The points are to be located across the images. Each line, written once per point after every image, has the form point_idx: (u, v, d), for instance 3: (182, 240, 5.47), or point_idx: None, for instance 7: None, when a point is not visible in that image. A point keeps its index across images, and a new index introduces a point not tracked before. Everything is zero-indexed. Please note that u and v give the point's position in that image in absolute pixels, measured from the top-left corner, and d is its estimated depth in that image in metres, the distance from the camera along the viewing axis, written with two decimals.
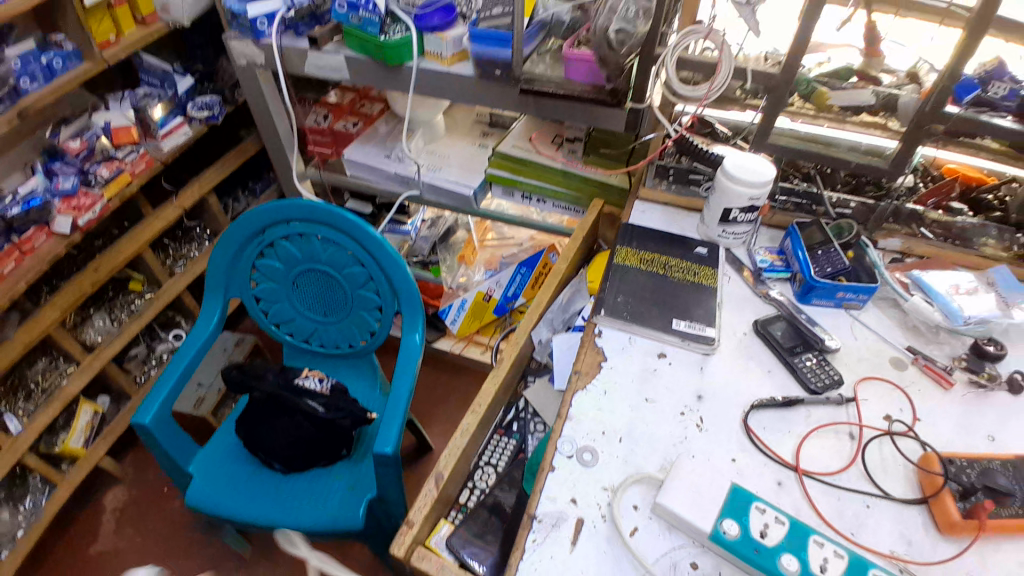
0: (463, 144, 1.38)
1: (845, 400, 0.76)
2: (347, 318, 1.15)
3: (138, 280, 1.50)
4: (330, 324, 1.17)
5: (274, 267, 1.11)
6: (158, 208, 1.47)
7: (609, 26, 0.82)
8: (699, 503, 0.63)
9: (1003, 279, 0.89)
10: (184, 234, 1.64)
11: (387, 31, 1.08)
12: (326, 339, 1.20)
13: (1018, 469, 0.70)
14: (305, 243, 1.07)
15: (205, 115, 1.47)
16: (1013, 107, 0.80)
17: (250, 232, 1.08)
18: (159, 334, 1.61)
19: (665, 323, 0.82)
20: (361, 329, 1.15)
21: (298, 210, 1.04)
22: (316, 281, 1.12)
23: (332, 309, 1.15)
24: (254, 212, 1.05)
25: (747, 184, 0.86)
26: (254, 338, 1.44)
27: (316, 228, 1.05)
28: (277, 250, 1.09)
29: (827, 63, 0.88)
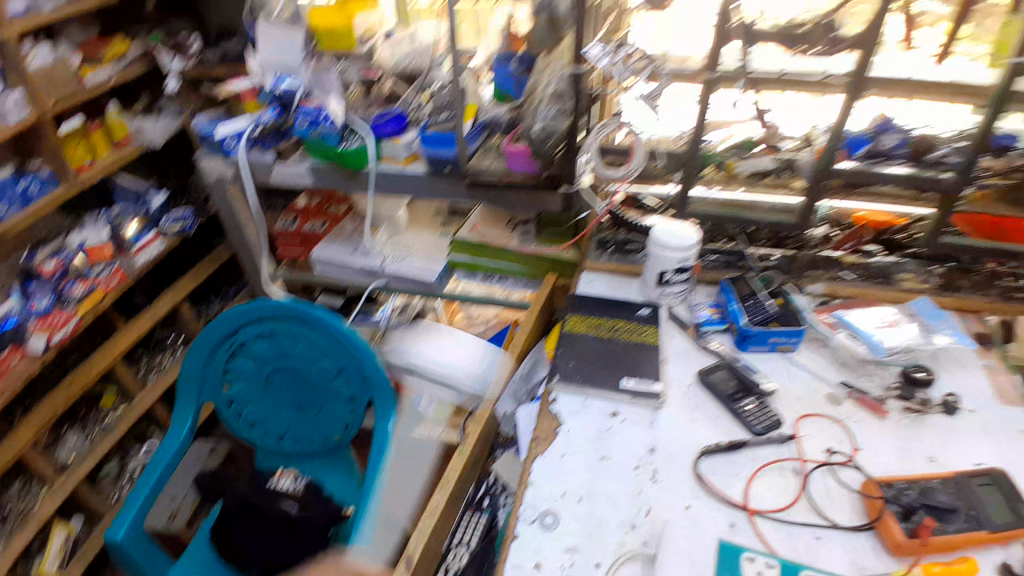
0: (425, 234, 1.45)
1: (786, 438, 0.81)
2: (321, 412, 1.17)
3: (111, 394, 1.51)
4: (304, 420, 1.19)
5: (246, 367, 1.15)
6: (130, 320, 1.51)
7: (532, 125, 0.91)
8: (694, 570, 0.67)
9: (923, 310, 0.97)
10: (157, 344, 1.65)
11: (346, 139, 1.19)
12: (300, 435, 1.21)
13: (959, 486, 0.74)
14: (276, 341, 1.12)
15: (179, 227, 1.57)
16: (905, 154, 0.92)
17: (222, 335, 1.13)
18: (130, 449, 1.57)
19: (615, 383, 0.88)
20: (337, 420, 1.17)
21: (267, 309, 1.09)
22: (289, 378, 1.15)
23: (307, 404, 1.17)
24: (226, 315, 1.10)
25: (674, 249, 0.96)
26: (229, 442, 1.44)
27: (287, 325, 1.10)
28: (247, 350, 1.13)
29: (732, 137, 0.94)
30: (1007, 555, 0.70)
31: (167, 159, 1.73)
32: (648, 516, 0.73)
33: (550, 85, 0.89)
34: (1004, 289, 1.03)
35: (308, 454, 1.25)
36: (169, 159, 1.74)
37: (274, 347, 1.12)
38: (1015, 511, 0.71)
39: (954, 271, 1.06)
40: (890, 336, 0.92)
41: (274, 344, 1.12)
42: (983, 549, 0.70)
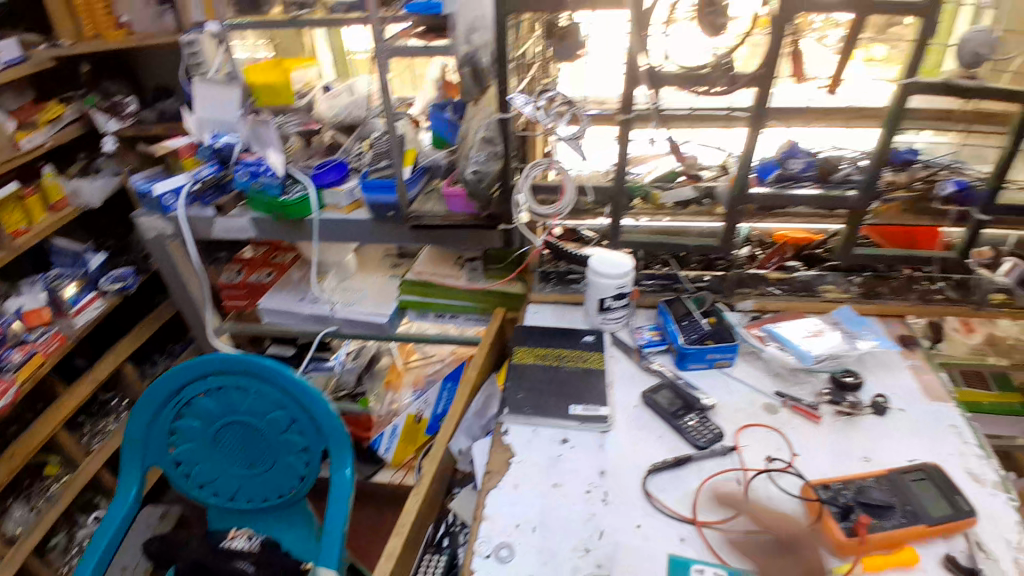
0: (374, 277, 1.47)
1: (728, 450, 0.85)
2: (273, 467, 1.13)
3: (54, 463, 1.44)
4: (256, 477, 1.14)
5: (192, 426, 1.11)
6: (72, 385, 1.45)
7: (465, 169, 0.95)
8: None
9: (846, 317, 1.04)
10: (101, 408, 1.59)
11: (288, 191, 1.20)
12: (252, 494, 1.16)
13: (891, 482, 0.78)
14: (223, 396, 1.09)
15: (118, 287, 1.51)
16: (811, 176, 0.99)
17: (167, 394, 1.09)
18: (77, 519, 1.49)
19: (564, 410, 0.91)
20: (291, 474, 1.13)
21: (212, 364, 1.07)
22: (238, 434, 1.11)
23: (258, 460, 1.13)
24: (169, 373, 1.07)
25: (609, 276, 1.01)
26: (180, 507, 1.38)
27: (233, 379, 1.07)
28: (194, 408, 1.10)
29: (654, 170, 1.02)
30: (949, 547, 0.73)
31: (104, 220, 1.70)
32: (600, 539, 0.74)
33: (479, 132, 0.95)
34: (920, 292, 1.12)
35: (261, 513, 1.19)
36: (106, 220, 1.70)
37: (224, 401, 1.09)
38: (951, 503, 0.75)
39: (871, 279, 1.14)
40: (817, 345, 0.98)
41: (224, 398, 1.09)
42: (926, 543, 0.73)
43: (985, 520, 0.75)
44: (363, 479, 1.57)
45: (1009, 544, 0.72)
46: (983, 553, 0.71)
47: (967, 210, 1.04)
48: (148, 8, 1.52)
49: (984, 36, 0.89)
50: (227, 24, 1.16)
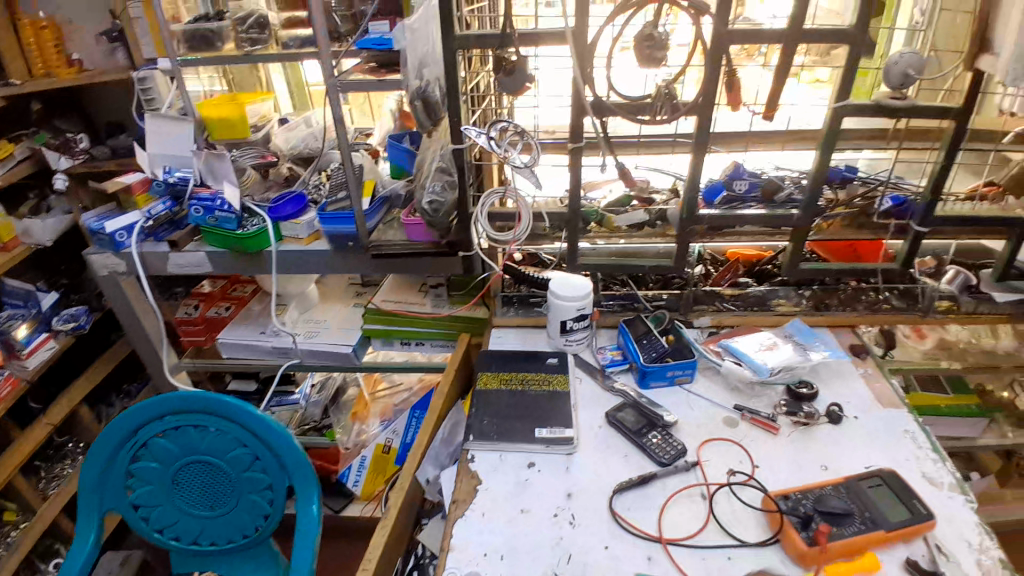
0: (338, 307, 1.45)
1: (690, 465, 0.87)
2: (236, 507, 1.09)
3: (10, 510, 1.37)
4: (219, 519, 1.10)
5: (151, 468, 1.07)
6: (26, 430, 1.39)
7: (421, 200, 0.97)
8: None
9: (797, 330, 1.08)
10: (56, 452, 1.52)
11: (245, 224, 1.19)
12: (216, 535, 1.11)
13: (847, 488, 0.80)
14: (182, 436, 1.05)
15: (70, 327, 1.45)
16: (754, 198, 1.04)
17: (122, 436, 1.05)
18: (38, 567, 1.43)
19: (529, 434, 0.91)
20: (254, 514, 1.09)
21: (170, 403, 1.03)
22: (199, 475, 1.07)
23: (220, 501, 1.09)
24: (124, 414, 1.03)
25: (570, 299, 1.02)
26: (141, 553, 1.32)
27: (192, 419, 1.04)
28: (151, 449, 1.06)
29: (609, 194, 1.10)
30: (911, 551, 0.75)
31: (58, 256, 1.65)
32: (569, 563, 0.74)
33: (434, 163, 0.98)
34: (868, 303, 1.17)
35: (226, 555, 1.15)
36: (61, 256, 1.65)
37: (184, 440, 1.05)
38: (909, 507, 0.77)
39: (819, 292, 1.18)
40: (770, 358, 1.01)
41: (184, 437, 1.05)
42: (887, 548, 0.75)
43: (943, 523, 0.78)
44: (332, 514, 1.53)
45: (967, 545, 0.75)
46: (943, 556, 0.73)
47: (906, 222, 1.09)
48: (100, 46, 1.57)
49: (914, 57, 0.91)
50: (179, 61, 1.13)
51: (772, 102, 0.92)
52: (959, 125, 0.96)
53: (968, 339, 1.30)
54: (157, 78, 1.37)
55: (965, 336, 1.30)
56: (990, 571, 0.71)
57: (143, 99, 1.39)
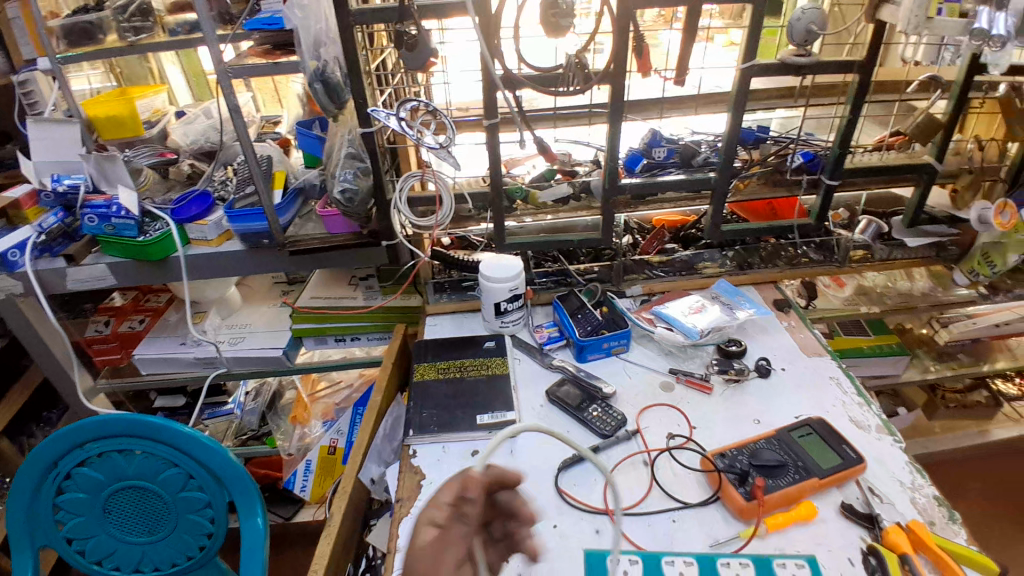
0: (263, 309, 1.38)
1: (631, 434, 0.88)
2: (176, 530, 0.96)
3: None
4: (159, 544, 0.97)
5: (76, 499, 0.93)
6: None
7: (332, 190, 0.93)
8: None
9: (723, 290, 1.12)
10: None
11: (146, 230, 1.09)
12: (158, 560, 0.99)
13: (779, 440, 0.84)
14: (105, 462, 0.91)
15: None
16: (673, 163, 1.05)
17: (39, 468, 0.90)
18: None
19: (471, 422, 0.89)
20: (197, 535, 0.97)
21: (86, 429, 0.88)
22: (131, 501, 0.94)
23: (157, 525, 0.96)
24: (37, 445, 0.88)
25: (502, 280, 1.00)
26: None
27: (113, 443, 0.89)
28: (74, 480, 0.91)
29: (533, 170, 1.09)
30: (847, 495, 0.79)
31: None
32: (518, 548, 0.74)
33: (343, 149, 0.93)
34: (787, 259, 1.21)
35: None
36: None
37: (108, 465, 0.91)
38: (840, 453, 0.81)
39: (742, 252, 1.22)
40: (700, 321, 1.03)
41: (107, 462, 0.90)
42: (824, 493, 0.79)
43: (874, 466, 0.82)
44: (282, 522, 1.47)
45: (899, 485, 0.79)
46: (877, 497, 0.77)
47: (819, 177, 1.12)
48: None
49: (815, 14, 0.93)
50: (59, 60, 1.01)
51: (682, 67, 0.92)
52: (862, 78, 1.00)
53: (884, 283, 1.37)
54: (37, 79, 1.23)
55: (882, 281, 1.36)
56: (924, 509, 0.76)
57: (25, 104, 1.25)
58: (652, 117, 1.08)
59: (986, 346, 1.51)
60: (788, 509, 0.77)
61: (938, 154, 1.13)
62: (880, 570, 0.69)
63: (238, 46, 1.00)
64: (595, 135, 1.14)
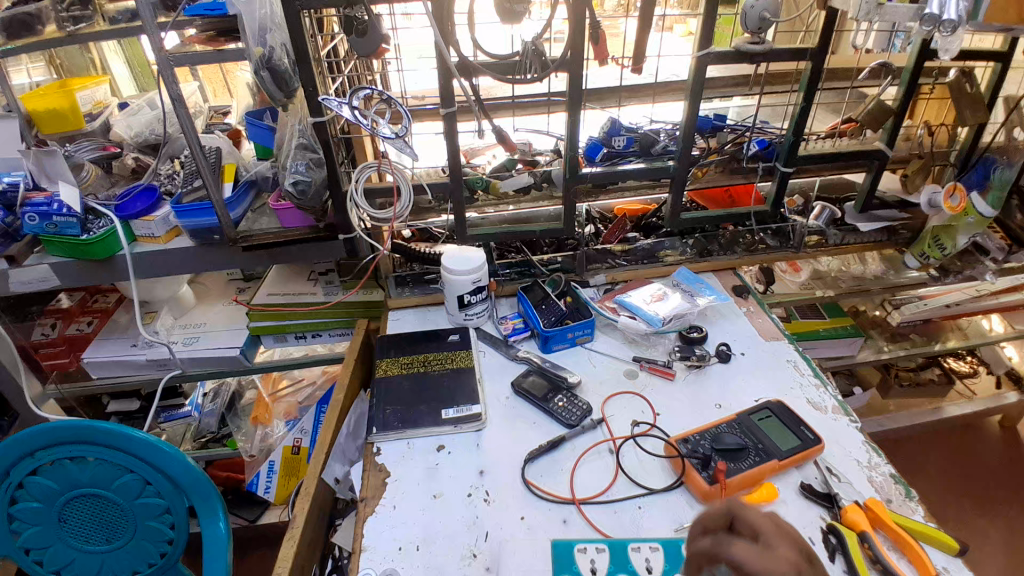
0: (218, 308, 1.33)
1: (596, 423, 0.88)
2: (135, 537, 0.92)
3: None
4: (117, 552, 0.93)
5: (28, 510, 0.88)
6: None
7: (284, 181, 0.90)
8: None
9: (684, 277, 1.13)
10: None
11: (89, 228, 1.03)
12: (118, 568, 0.95)
13: (739, 424, 0.85)
14: (58, 470, 0.86)
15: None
16: (632, 152, 1.05)
17: None
18: None
19: (436, 416, 0.88)
20: (157, 542, 0.93)
21: (36, 437, 0.83)
22: (86, 510, 0.89)
23: (115, 533, 0.92)
24: None
25: (464, 272, 0.99)
26: None
27: (65, 451, 0.85)
28: (25, 490, 0.86)
29: (493, 160, 1.07)
30: (806, 475, 0.81)
31: None
32: (486, 541, 0.73)
33: (293, 140, 0.91)
34: (746, 246, 1.23)
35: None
36: None
37: (61, 474, 0.86)
38: (798, 434, 0.83)
39: (702, 239, 1.23)
40: (662, 308, 1.04)
41: (60, 470, 0.86)
42: (784, 474, 0.81)
43: (831, 446, 0.84)
44: (246, 525, 1.43)
45: (856, 464, 0.82)
46: (835, 476, 0.80)
47: (773, 164, 1.14)
48: None
49: (768, 2, 0.94)
50: None
51: (639, 54, 0.92)
52: (814, 66, 1.02)
53: (838, 267, 1.41)
54: None
55: (836, 265, 1.41)
56: (880, 487, 0.79)
57: None
58: (611, 105, 1.08)
59: (936, 326, 1.58)
60: (750, 491, 0.79)
61: (889, 140, 1.16)
62: (839, 549, 0.71)
63: (183, 34, 0.96)
64: (554, 125, 1.13)
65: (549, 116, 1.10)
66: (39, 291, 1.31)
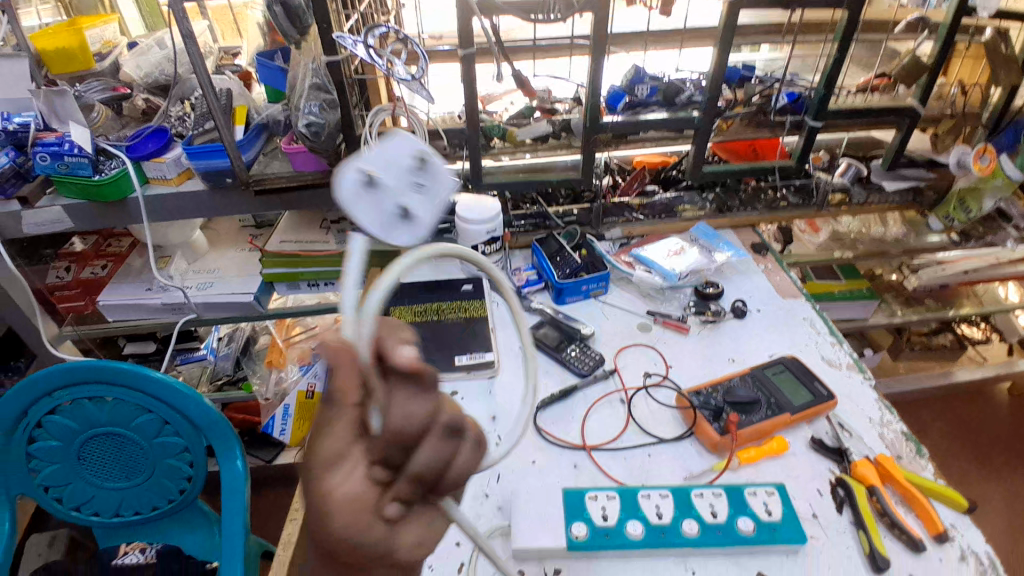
0: (231, 253, 1.33)
1: (608, 373, 0.89)
2: (154, 475, 0.94)
3: None
4: (137, 490, 0.96)
5: (48, 449, 0.89)
6: None
7: (298, 123, 0.88)
8: (546, 528, 0.68)
9: (702, 233, 1.11)
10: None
11: (101, 169, 1.02)
12: (138, 505, 0.97)
13: (752, 377, 0.85)
14: (77, 410, 0.88)
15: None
16: (658, 101, 1.01)
17: (7, 421, 0.86)
18: None
19: (450, 362, 0.89)
20: (176, 480, 0.95)
21: (55, 378, 0.85)
22: (107, 449, 0.91)
23: (134, 471, 0.94)
24: (2, 397, 0.84)
25: (479, 222, 0.98)
26: (69, 529, 1.27)
27: (84, 390, 0.86)
28: (46, 430, 0.88)
29: (510, 108, 1.04)
30: (816, 430, 0.81)
31: None
32: (498, 483, 0.75)
33: (307, 80, 0.88)
34: (767, 202, 1.19)
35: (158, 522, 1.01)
36: None
37: (81, 413, 0.88)
38: (811, 390, 0.83)
39: (722, 194, 1.19)
40: (679, 263, 1.03)
41: (80, 410, 0.88)
42: (794, 428, 0.82)
43: (843, 402, 0.85)
44: (263, 465, 1.48)
45: (867, 421, 0.82)
46: (846, 432, 0.80)
47: (801, 117, 1.10)
48: None
49: None
50: None
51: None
52: (851, 14, 0.96)
53: (858, 228, 1.38)
54: None
55: (856, 227, 1.38)
56: (890, 443, 0.79)
57: None
58: (635, 48, 1.05)
59: (952, 292, 1.56)
60: (761, 442, 0.80)
61: (922, 97, 1.11)
62: (847, 501, 0.72)
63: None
64: (576, 69, 1.08)
65: (571, 62, 1.06)
66: (54, 234, 1.32)
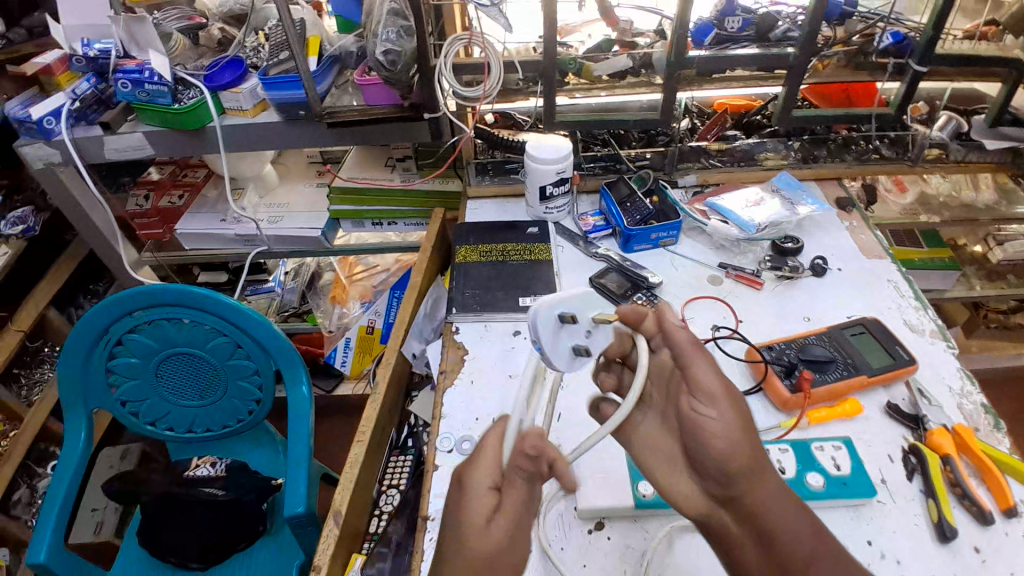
0: (300, 187, 1.36)
1: (674, 324, 0.87)
2: (227, 394, 0.99)
3: None
4: (210, 408, 1.01)
5: (127, 369, 0.95)
6: None
7: (375, 51, 0.88)
8: (607, 479, 0.68)
9: (784, 183, 1.05)
10: (34, 358, 1.38)
11: (180, 98, 1.04)
12: (210, 422, 1.02)
13: (827, 336, 0.82)
14: (155, 330, 0.92)
15: (20, 231, 1.21)
16: (749, 34, 0.94)
17: (90, 341, 0.92)
18: (37, 470, 1.37)
19: (514, 303, 0.89)
20: (246, 400, 1.00)
21: (135, 298, 0.89)
22: (182, 369, 0.97)
23: (209, 388, 0.99)
24: (87, 316, 0.89)
25: (550, 162, 0.96)
26: (142, 444, 1.34)
27: (164, 311, 0.91)
28: (125, 350, 0.93)
29: (588, 40, 0.99)
30: (893, 395, 0.77)
31: None
32: (558, 422, 0.76)
33: (385, 5, 0.88)
34: (857, 153, 1.13)
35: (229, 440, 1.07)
36: None
37: (158, 335, 0.93)
38: (892, 353, 0.79)
39: (809, 143, 1.14)
40: (757, 215, 0.99)
41: (158, 331, 0.92)
42: (869, 392, 0.78)
43: (923, 367, 0.80)
44: (324, 394, 1.56)
45: (948, 389, 0.77)
46: (926, 399, 0.76)
47: (905, 62, 1.00)
48: None
49: None
50: None
51: None
52: None
53: (947, 191, 1.28)
54: None
55: (946, 189, 1.28)
56: (969, 415, 0.74)
57: None
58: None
59: None
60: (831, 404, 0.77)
61: None
62: (918, 469, 0.69)
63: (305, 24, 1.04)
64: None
65: None
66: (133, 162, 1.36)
